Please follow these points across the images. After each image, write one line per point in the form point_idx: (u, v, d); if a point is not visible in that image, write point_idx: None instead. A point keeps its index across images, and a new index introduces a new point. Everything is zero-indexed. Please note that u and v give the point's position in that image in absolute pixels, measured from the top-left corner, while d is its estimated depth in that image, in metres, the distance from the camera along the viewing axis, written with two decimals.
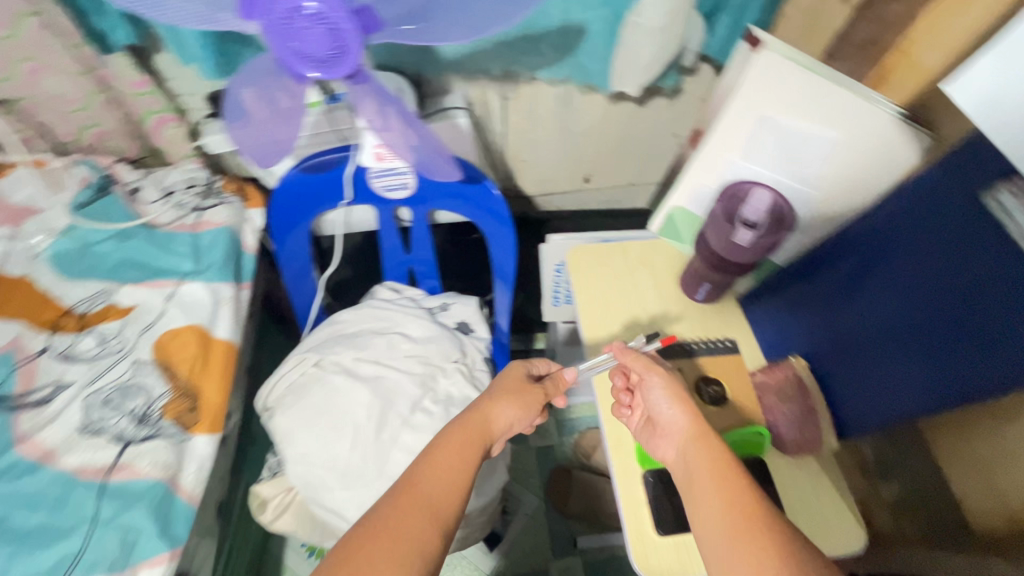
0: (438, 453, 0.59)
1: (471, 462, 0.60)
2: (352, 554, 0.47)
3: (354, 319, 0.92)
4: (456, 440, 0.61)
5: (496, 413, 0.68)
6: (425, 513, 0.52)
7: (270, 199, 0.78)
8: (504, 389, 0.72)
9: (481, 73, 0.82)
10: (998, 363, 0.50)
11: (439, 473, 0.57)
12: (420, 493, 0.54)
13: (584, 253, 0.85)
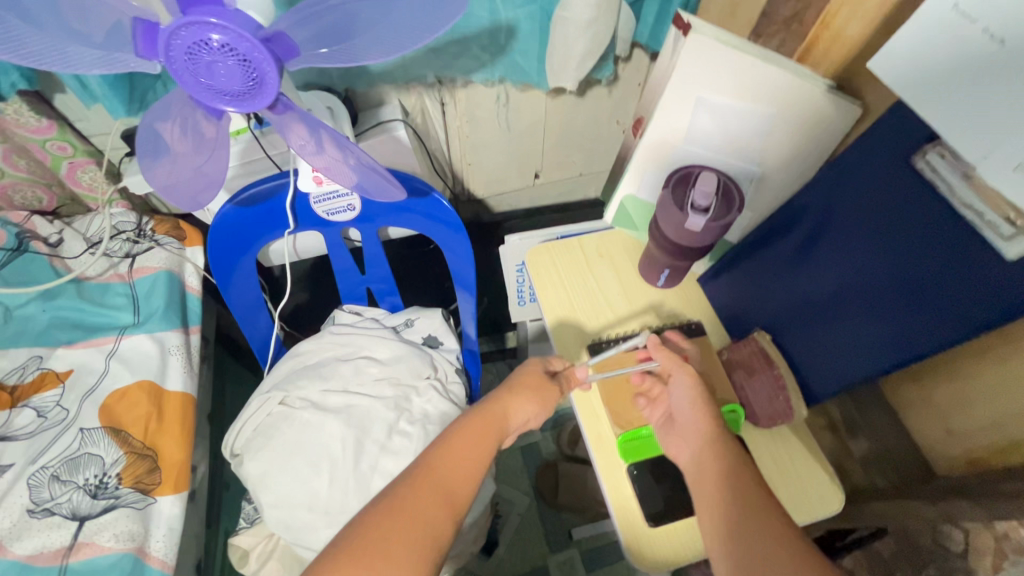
0: (454, 444, 0.59)
1: (484, 455, 0.59)
2: (367, 541, 0.48)
3: (317, 349, 0.88)
4: (473, 433, 0.60)
5: (513, 408, 0.66)
6: (437, 505, 0.52)
7: (206, 236, 0.73)
8: (526, 386, 0.69)
9: (415, 82, 0.79)
10: (943, 317, 0.53)
11: (455, 466, 0.56)
12: (434, 485, 0.54)
13: (543, 253, 0.84)
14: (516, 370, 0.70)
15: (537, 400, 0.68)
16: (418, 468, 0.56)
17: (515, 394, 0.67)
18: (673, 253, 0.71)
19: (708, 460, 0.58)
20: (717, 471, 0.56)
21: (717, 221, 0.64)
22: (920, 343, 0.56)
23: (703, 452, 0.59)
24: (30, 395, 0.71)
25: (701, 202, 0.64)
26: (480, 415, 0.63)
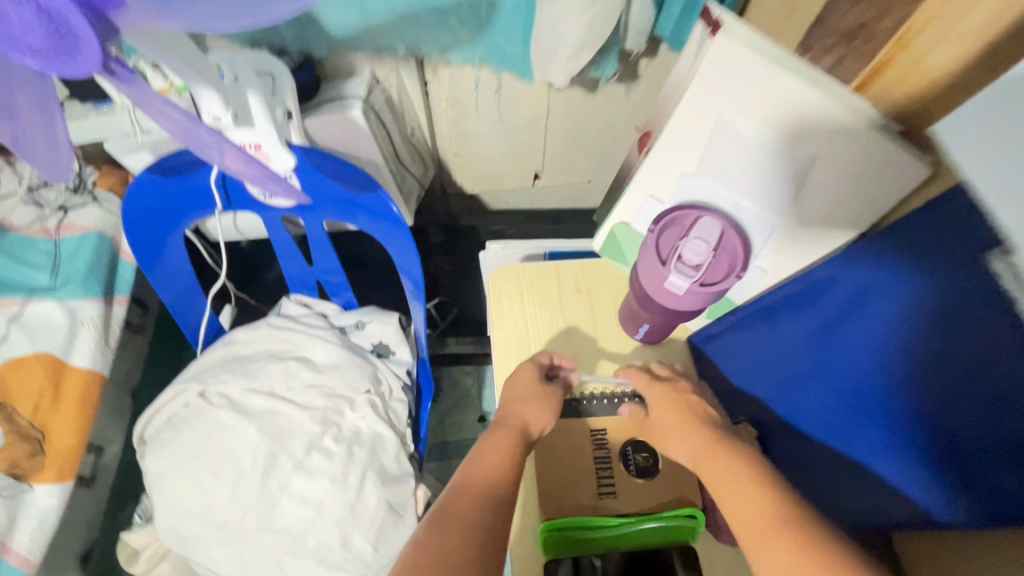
0: (473, 459, 0.50)
1: (516, 457, 0.50)
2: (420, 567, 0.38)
3: (251, 340, 0.79)
4: (494, 441, 0.51)
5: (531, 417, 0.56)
6: (468, 518, 0.43)
7: (123, 203, 0.64)
8: (518, 396, 0.57)
9: (386, 52, 0.66)
10: (976, 483, 0.37)
11: (481, 476, 0.47)
12: (463, 501, 0.44)
13: (508, 274, 0.71)
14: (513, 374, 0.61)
15: (552, 395, 0.58)
16: (447, 494, 0.46)
17: (513, 394, 0.58)
18: (655, 309, 0.56)
19: (710, 454, 0.47)
20: (729, 466, 0.45)
21: (709, 283, 0.50)
22: (942, 505, 0.40)
23: (706, 447, 0.48)
24: None
25: (692, 259, 0.50)
26: (499, 422, 0.54)
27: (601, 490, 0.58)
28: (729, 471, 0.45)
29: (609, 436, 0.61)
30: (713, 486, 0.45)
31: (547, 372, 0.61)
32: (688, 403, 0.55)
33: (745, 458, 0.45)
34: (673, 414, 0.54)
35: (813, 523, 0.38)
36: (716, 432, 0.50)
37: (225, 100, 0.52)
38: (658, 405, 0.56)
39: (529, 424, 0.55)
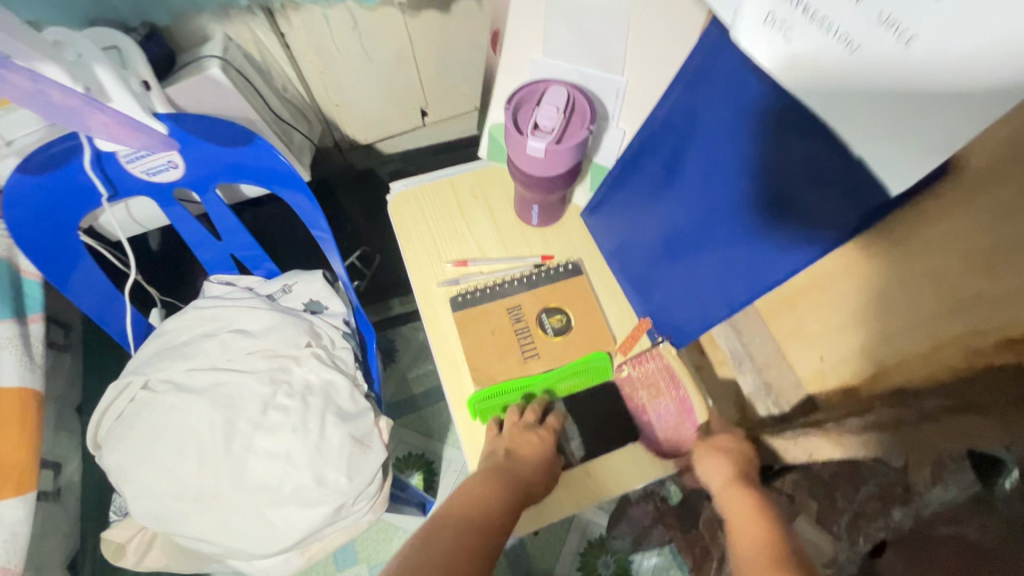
0: (473, 504, 0.51)
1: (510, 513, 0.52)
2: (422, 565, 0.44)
3: (183, 326, 0.81)
4: (493, 489, 0.53)
5: (534, 466, 0.56)
6: (475, 522, 0.49)
7: (7, 214, 0.64)
8: (523, 445, 0.56)
9: (231, 8, 0.67)
10: (814, 218, 0.43)
11: (472, 525, 0.49)
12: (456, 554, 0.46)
13: (407, 198, 0.74)
14: (521, 419, 0.60)
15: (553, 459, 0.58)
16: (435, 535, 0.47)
17: (516, 445, 0.56)
18: (532, 185, 0.62)
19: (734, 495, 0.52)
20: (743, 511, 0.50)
21: (564, 142, 0.56)
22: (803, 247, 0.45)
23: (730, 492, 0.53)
24: None
25: (546, 124, 0.56)
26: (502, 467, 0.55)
27: (526, 355, 0.65)
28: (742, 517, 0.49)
29: (523, 310, 0.66)
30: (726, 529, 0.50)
31: (535, 306, 0.67)
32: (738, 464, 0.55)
33: (756, 509, 0.50)
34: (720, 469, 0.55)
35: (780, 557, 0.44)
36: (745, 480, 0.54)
37: (70, 75, 0.54)
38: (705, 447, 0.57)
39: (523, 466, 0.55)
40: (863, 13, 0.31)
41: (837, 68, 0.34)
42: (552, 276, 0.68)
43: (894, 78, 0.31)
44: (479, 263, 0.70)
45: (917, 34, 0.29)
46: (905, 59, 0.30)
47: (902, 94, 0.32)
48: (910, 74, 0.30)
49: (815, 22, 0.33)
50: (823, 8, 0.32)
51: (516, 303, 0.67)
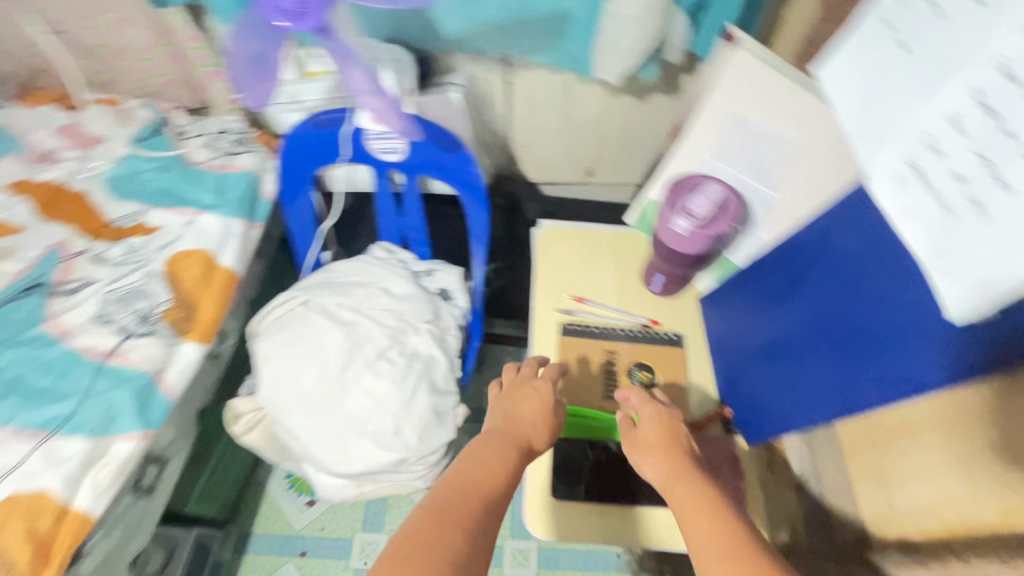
0: (477, 467, 0.54)
1: (511, 471, 0.55)
2: (431, 521, 0.47)
3: (346, 271, 1.00)
4: (495, 449, 0.57)
5: (524, 424, 0.61)
6: (479, 484, 0.52)
7: (280, 148, 0.88)
8: (517, 405, 0.63)
9: (482, 55, 0.87)
10: (909, 365, 0.47)
11: (478, 488, 0.52)
12: (455, 511, 0.49)
13: (554, 234, 0.86)
14: (522, 388, 0.66)
15: (553, 413, 0.64)
16: (434, 498, 0.50)
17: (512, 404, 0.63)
18: (668, 257, 0.71)
19: (681, 483, 0.53)
20: (692, 498, 0.51)
21: (707, 230, 0.65)
22: (890, 387, 0.48)
23: (677, 473, 0.54)
24: (125, 237, 0.91)
25: (698, 210, 0.65)
26: (503, 430, 0.60)
27: (607, 394, 0.72)
28: (694, 505, 0.50)
29: (618, 358, 0.74)
30: (678, 514, 0.50)
31: (630, 357, 0.74)
32: (674, 429, 0.60)
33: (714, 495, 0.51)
34: (657, 430, 0.60)
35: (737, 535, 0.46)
36: (686, 460, 0.56)
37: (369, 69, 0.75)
38: (637, 432, 0.61)
39: (517, 424, 0.61)
40: (958, 190, 0.37)
41: (927, 222, 0.39)
42: (653, 339, 0.76)
43: (968, 250, 0.36)
44: (595, 305, 0.79)
45: (993, 214, 0.35)
46: (979, 231, 0.36)
47: (963, 267, 0.37)
48: (977, 250, 0.36)
49: (920, 188, 0.39)
50: (927, 181, 0.39)
51: (615, 349, 0.75)
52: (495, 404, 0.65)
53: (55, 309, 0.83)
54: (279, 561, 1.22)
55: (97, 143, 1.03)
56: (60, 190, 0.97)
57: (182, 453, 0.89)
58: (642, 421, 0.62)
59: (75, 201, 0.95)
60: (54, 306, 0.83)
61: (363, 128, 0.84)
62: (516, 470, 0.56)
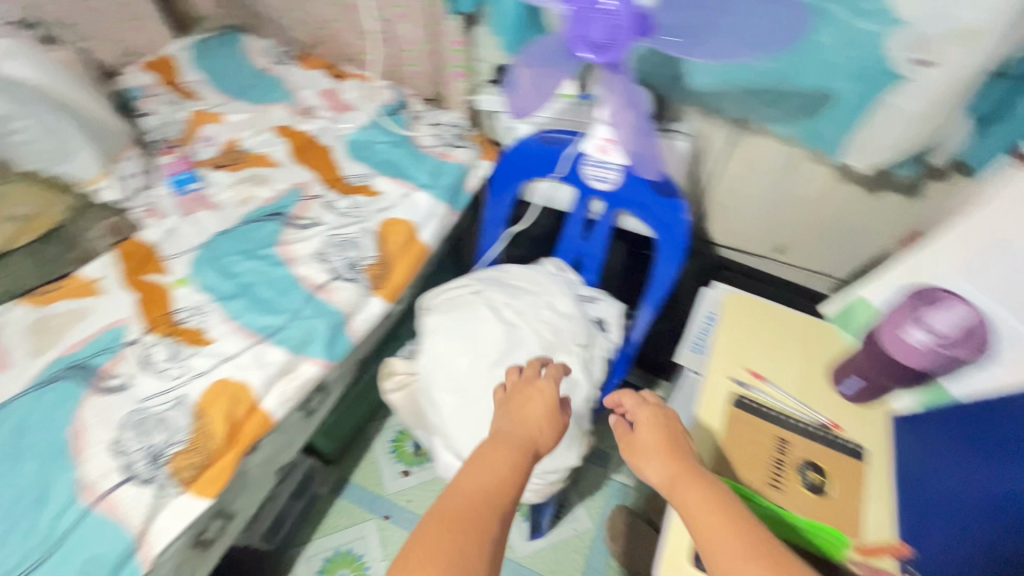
0: (480, 468, 0.61)
1: (519, 468, 0.62)
2: (441, 523, 0.53)
3: (518, 274, 1.05)
4: (501, 450, 0.64)
5: (529, 420, 0.70)
6: (486, 486, 0.58)
7: (505, 154, 0.97)
8: (528, 414, 0.71)
9: (719, 112, 0.88)
10: None
11: (489, 480, 0.59)
12: (466, 497, 0.56)
13: (742, 303, 0.84)
14: (525, 400, 0.74)
15: (556, 411, 0.73)
16: (447, 491, 0.57)
17: (521, 407, 0.73)
18: (882, 363, 0.68)
19: (686, 484, 0.56)
20: (698, 497, 0.54)
21: (944, 348, 0.62)
22: None
23: (681, 474, 0.57)
24: (353, 194, 1.04)
25: (940, 326, 0.61)
26: (508, 434, 0.68)
27: (771, 482, 0.67)
28: (699, 502, 0.54)
29: (788, 448, 0.70)
30: (687, 510, 0.54)
31: (802, 452, 0.69)
32: (665, 421, 0.65)
33: (706, 483, 0.56)
34: (655, 432, 0.63)
35: (724, 510, 0.52)
36: (686, 460, 0.59)
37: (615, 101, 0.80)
38: (636, 439, 0.64)
39: (523, 423, 0.70)
40: None
41: None
42: (831, 442, 0.70)
43: None
44: (772, 386, 0.76)
45: None
46: None
47: None
48: None
49: None
50: None
51: (787, 439, 0.70)
52: (502, 411, 0.74)
53: (287, 237, 0.97)
54: (365, 514, 1.30)
55: (347, 110, 1.20)
56: (311, 142, 1.15)
57: (338, 390, 0.98)
58: (640, 424, 0.65)
59: (322, 153, 1.12)
60: (287, 234, 0.98)
61: (586, 154, 0.89)
62: (523, 469, 0.63)
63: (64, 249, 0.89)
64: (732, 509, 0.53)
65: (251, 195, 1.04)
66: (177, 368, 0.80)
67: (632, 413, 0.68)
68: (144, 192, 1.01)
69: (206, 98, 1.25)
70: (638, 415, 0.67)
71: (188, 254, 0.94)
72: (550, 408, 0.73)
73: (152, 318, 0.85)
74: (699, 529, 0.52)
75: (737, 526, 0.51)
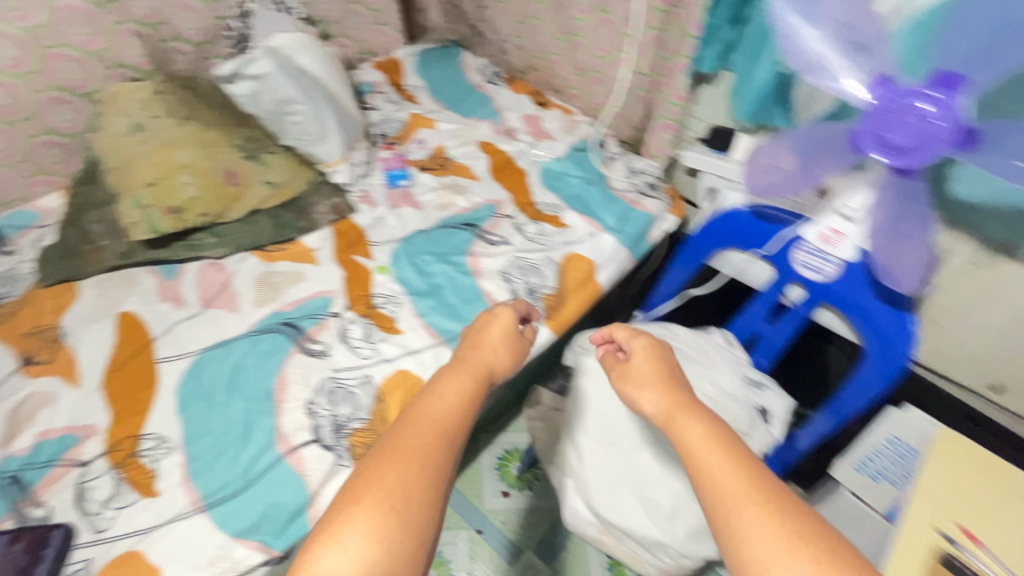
0: (426, 399, 0.55)
1: (474, 400, 0.57)
2: (380, 461, 0.49)
3: (686, 339, 1.01)
4: (453, 380, 0.58)
5: (484, 352, 0.65)
6: (434, 419, 0.53)
7: (710, 219, 0.94)
8: (487, 343, 0.67)
9: (974, 228, 0.79)
10: None
11: (440, 414, 0.54)
12: (413, 428, 0.51)
13: (953, 447, 0.75)
14: (480, 329, 0.69)
15: (515, 341, 0.68)
16: (394, 427, 0.52)
17: (481, 340, 0.66)
18: None
19: (683, 419, 0.53)
20: (699, 435, 0.51)
21: None
22: None
23: (677, 409, 0.55)
24: (542, 221, 1.08)
25: None
26: (462, 364, 0.62)
27: None
28: (701, 438, 0.50)
29: None
30: (687, 447, 0.51)
31: None
32: (661, 360, 0.64)
33: (709, 422, 0.52)
34: (653, 368, 0.62)
35: (736, 470, 0.46)
36: (682, 394, 0.58)
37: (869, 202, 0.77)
38: (631, 367, 0.63)
39: (481, 354, 0.65)
40: None
41: None
42: None
43: None
44: (992, 555, 0.65)
45: None
46: None
47: None
48: None
49: None
50: None
51: None
52: (461, 346, 0.67)
53: (477, 249, 1.02)
54: (460, 524, 1.29)
55: (546, 138, 1.25)
56: (509, 162, 1.20)
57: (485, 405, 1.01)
58: (637, 358, 0.65)
59: (517, 175, 1.17)
60: (477, 246, 1.03)
61: (803, 240, 0.84)
62: (478, 399, 0.58)
63: (296, 217, 1.01)
64: (757, 482, 0.45)
65: (449, 202, 1.12)
66: (369, 349, 0.87)
67: (625, 344, 0.68)
68: (363, 178, 1.11)
69: (422, 103, 1.36)
70: (632, 347, 0.67)
71: (390, 245, 1.03)
72: (509, 336, 0.68)
73: (353, 296, 0.94)
74: (707, 486, 0.46)
75: (762, 494, 0.44)
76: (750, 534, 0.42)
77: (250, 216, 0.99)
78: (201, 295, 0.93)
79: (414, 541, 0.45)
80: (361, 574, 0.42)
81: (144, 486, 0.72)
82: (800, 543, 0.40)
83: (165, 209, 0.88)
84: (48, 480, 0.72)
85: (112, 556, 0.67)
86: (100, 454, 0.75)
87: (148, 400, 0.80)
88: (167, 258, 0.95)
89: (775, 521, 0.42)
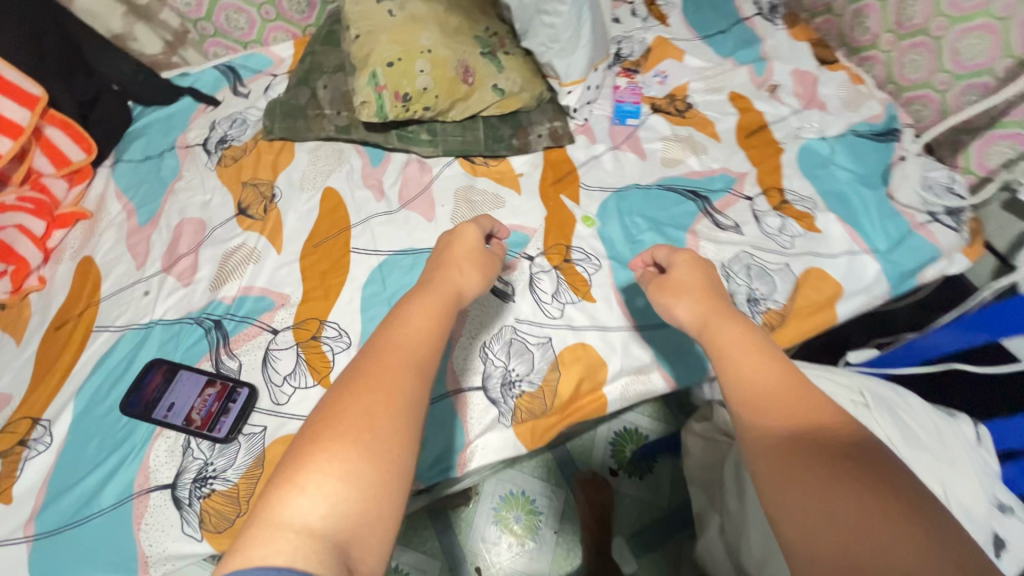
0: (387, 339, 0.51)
1: (443, 319, 0.54)
2: (341, 401, 0.45)
3: (914, 410, 0.76)
4: (416, 307, 0.55)
5: (459, 276, 0.62)
6: (398, 352, 0.49)
7: None
8: (451, 264, 0.64)
9: None
10: None
11: (404, 345, 0.50)
12: (375, 360, 0.48)
13: None
14: (444, 248, 0.67)
15: (478, 261, 0.65)
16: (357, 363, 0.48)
17: (445, 260, 0.64)
18: None
19: (719, 321, 0.47)
20: (737, 334, 0.45)
21: None
22: None
23: (714, 312, 0.48)
24: (787, 215, 0.87)
25: None
26: (427, 287, 0.59)
27: None
28: (740, 340, 0.44)
29: None
30: (720, 349, 0.45)
31: None
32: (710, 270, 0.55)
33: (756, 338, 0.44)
34: (692, 273, 0.54)
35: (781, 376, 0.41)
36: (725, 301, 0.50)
37: None
38: (668, 278, 0.55)
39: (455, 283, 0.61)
40: None
41: None
42: None
43: None
44: None
45: None
46: None
47: None
48: None
49: None
50: None
51: None
52: (430, 268, 0.65)
53: (699, 227, 0.86)
54: (560, 484, 1.09)
55: (818, 108, 0.99)
56: (762, 129, 0.97)
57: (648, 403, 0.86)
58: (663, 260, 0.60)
59: (770, 147, 0.95)
60: (700, 223, 0.87)
61: None
62: (447, 319, 0.56)
63: (512, 133, 0.91)
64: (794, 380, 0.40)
65: (678, 160, 0.94)
66: (556, 308, 0.78)
67: (664, 262, 0.58)
68: (589, 105, 0.96)
69: (672, 22, 1.11)
70: (666, 261, 0.58)
71: (601, 192, 0.89)
72: (476, 260, 0.65)
73: (550, 241, 0.84)
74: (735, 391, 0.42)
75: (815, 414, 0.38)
76: (794, 448, 0.37)
77: (469, 120, 0.90)
78: (401, 193, 0.89)
79: (388, 480, 0.41)
80: (338, 521, 0.38)
81: (320, 374, 0.72)
82: (834, 472, 0.35)
83: (396, 94, 0.81)
84: (242, 335, 0.75)
85: (282, 433, 0.68)
86: (288, 327, 0.76)
87: (338, 286, 0.79)
88: (379, 141, 0.91)
89: (825, 456, 0.36)
